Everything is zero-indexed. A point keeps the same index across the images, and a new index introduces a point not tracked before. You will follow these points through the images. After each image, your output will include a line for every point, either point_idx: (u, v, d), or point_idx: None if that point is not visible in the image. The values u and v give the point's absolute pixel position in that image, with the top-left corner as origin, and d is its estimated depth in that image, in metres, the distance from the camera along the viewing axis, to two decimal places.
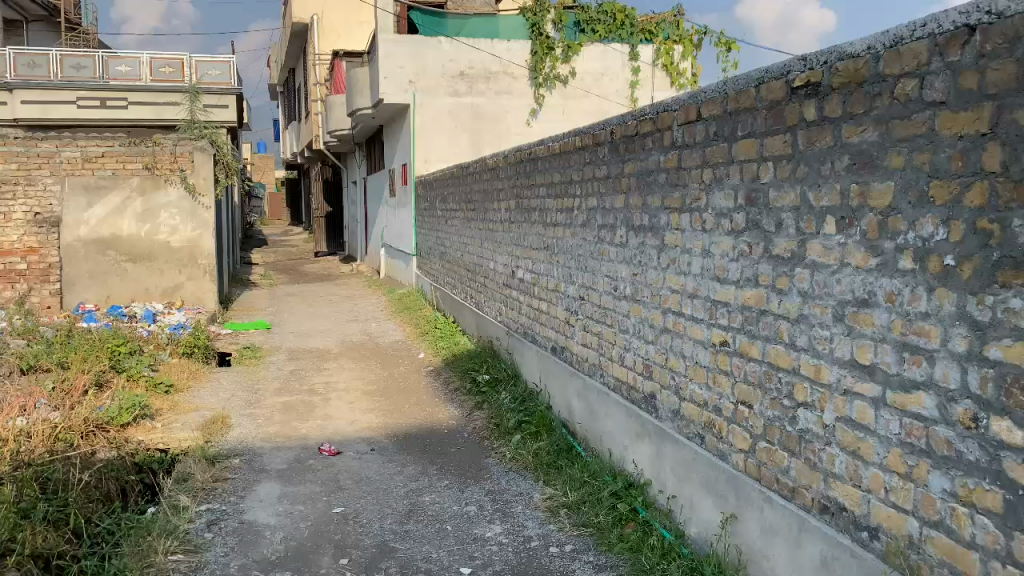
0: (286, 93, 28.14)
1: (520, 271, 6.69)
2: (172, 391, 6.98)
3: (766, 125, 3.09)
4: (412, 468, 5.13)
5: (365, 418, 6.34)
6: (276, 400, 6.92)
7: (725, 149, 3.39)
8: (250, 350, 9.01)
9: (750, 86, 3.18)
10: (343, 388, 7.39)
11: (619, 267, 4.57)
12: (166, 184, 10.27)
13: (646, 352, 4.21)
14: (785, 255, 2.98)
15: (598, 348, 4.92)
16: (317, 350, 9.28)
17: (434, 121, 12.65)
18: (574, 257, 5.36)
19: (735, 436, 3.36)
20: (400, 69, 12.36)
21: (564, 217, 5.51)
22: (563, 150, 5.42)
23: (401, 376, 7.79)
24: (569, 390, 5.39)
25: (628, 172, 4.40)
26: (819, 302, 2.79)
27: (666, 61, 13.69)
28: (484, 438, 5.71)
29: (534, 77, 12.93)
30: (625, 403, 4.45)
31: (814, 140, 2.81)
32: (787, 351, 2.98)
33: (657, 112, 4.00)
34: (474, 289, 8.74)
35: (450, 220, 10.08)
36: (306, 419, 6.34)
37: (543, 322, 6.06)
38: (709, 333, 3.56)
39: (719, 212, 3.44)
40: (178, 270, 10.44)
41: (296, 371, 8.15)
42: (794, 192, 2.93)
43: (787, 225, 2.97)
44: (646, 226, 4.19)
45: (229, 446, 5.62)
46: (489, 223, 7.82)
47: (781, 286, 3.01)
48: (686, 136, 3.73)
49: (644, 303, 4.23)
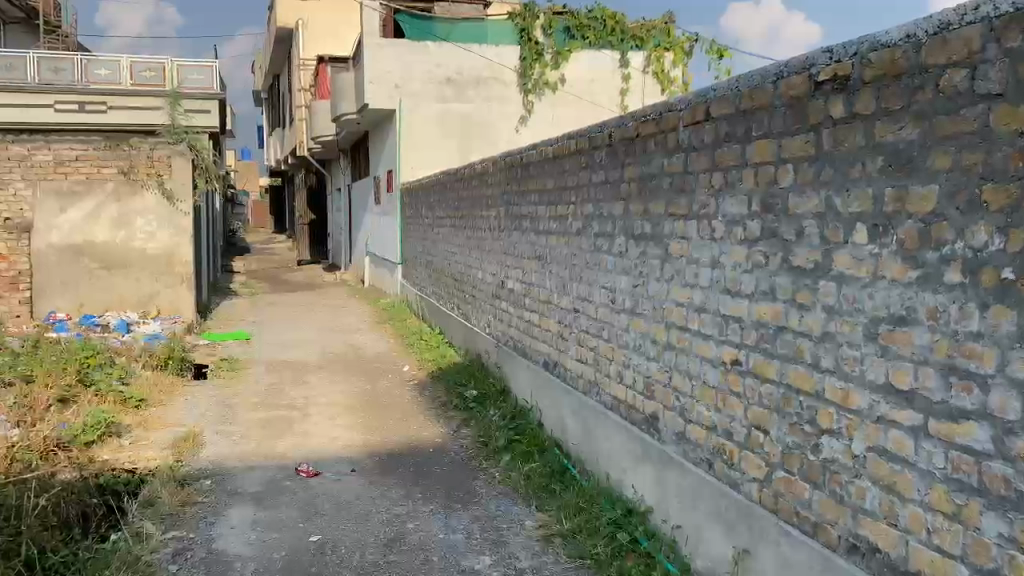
0: (270, 99, 27.83)
1: (510, 282, 6.41)
2: (144, 406, 6.65)
3: (785, 124, 2.83)
4: (396, 491, 4.82)
5: (345, 435, 6.03)
6: (253, 415, 6.59)
7: (738, 152, 3.13)
8: (228, 362, 8.67)
9: (767, 83, 2.92)
10: (325, 402, 7.07)
11: (617, 279, 4.30)
12: (143, 190, 9.93)
13: (648, 370, 3.94)
14: (807, 266, 2.71)
15: (594, 363, 4.65)
16: (299, 362, 8.95)
17: (421, 128, 12.37)
18: (568, 267, 5.08)
19: (748, 463, 3.08)
20: (387, 74, 12.08)
21: (558, 226, 5.24)
22: (558, 155, 5.15)
23: (384, 390, 7.49)
24: (562, 407, 5.12)
25: (628, 177, 4.13)
26: (847, 319, 2.52)
27: (657, 68, 13.42)
28: (472, 457, 5.42)
29: (522, 83, 12.67)
30: (625, 424, 4.18)
31: (841, 140, 2.55)
32: (809, 372, 2.71)
33: (661, 112, 3.73)
34: (461, 300, 8.47)
35: (436, 229, 9.80)
36: (285, 436, 6.02)
37: (535, 336, 5.78)
38: (718, 351, 3.28)
39: (731, 219, 3.18)
40: (154, 279, 10.08)
41: (276, 385, 7.81)
42: (817, 197, 2.67)
43: (809, 234, 2.71)
44: (648, 235, 3.91)
45: (200, 466, 5.29)
46: (478, 231, 7.54)
47: (802, 301, 2.74)
48: (693, 138, 3.46)
49: (646, 317, 3.96)
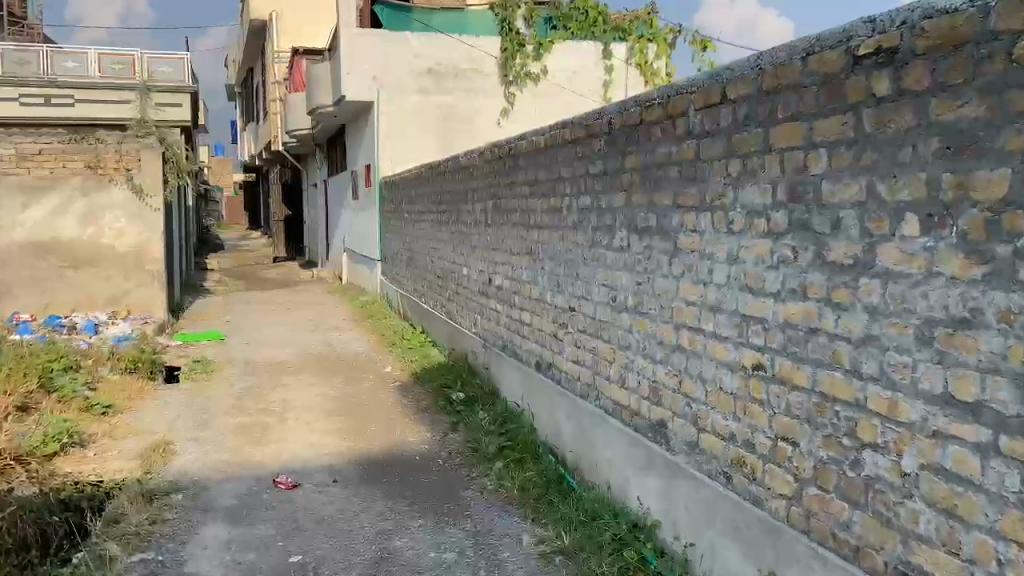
0: (244, 94, 27.27)
1: (499, 278, 6.12)
2: (110, 412, 6.28)
3: (817, 105, 2.56)
4: (382, 503, 4.52)
5: (326, 441, 5.71)
6: (228, 421, 6.24)
7: (760, 136, 2.85)
8: (201, 364, 8.29)
9: (794, 59, 2.64)
10: (304, 405, 6.74)
11: (618, 275, 4.02)
12: (110, 185, 9.46)
13: (654, 373, 3.66)
14: (844, 262, 2.44)
15: (592, 366, 4.37)
16: (275, 363, 8.60)
17: (400, 121, 12.02)
18: (562, 263, 4.79)
19: (774, 477, 2.81)
20: (364, 65, 11.71)
21: (551, 219, 4.95)
22: (549, 144, 4.86)
23: (365, 392, 7.17)
24: (557, 411, 4.84)
25: (630, 167, 3.85)
26: (896, 320, 2.24)
27: (640, 59, 13.21)
28: (461, 465, 5.12)
29: (504, 75, 12.35)
30: (628, 429, 3.89)
31: (886, 121, 2.27)
32: (847, 380, 2.44)
33: (667, 97, 3.46)
34: (444, 297, 8.17)
35: (418, 223, 9.49)
36: (263, 443, 5.69)
37: (525, 335, 5.50)
38: (738, 354, 3.01)
39: (752, 211, 2.90)
40: (124, 277, 9.66)
41: (252, 387, 7.46)
42: (857, 184, 2.39)
43: (847, 226, 2.44)
44: (654, 228, 3.63)
45: (171, 477, 4.94)
46: (462, 225, 7.23)
47: (838, 300, 2.47)
48: (705, 123, 3.18)
49: (651, 316, 3.68)
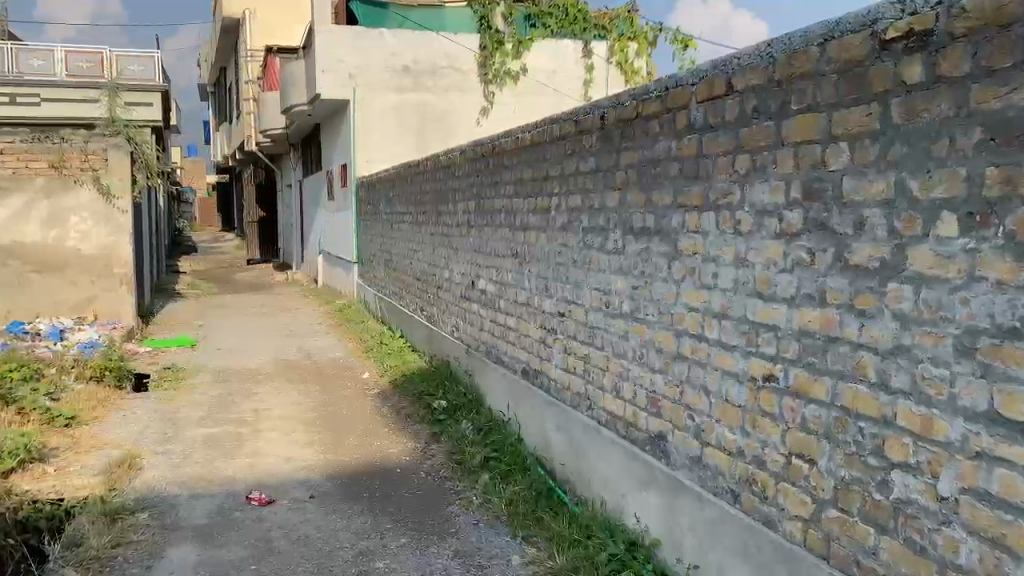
0: (217, 94, 26.82)
1: (482, 282, 5.89)
2: (74, 424, 5.97)
3: (837, 95, 2.36)
4: (361, 521, 4.28)
5: (302, 454, 5.45)
6: (198, 433, 5.96)
7: (770, 131, 2.65)
8: (171, 372, 7.98)
9: (811, 45, 2.44)
10: (279, 415, 6.47)
11: (612, 279, 3.81)
12: (75, 185, 9.10)
13: (652, 383, 3.45)
14: (869, 265, 2.24)
15: (583, 374, 4.15)
16: (249, 370, 8.30)
17: (377, 119, 11.74)
18: (551, 266, 4.57)
19: (789, 498, 2.60)
20: (340, 63, 11.43)
21: (538, 219, 4.73)
22: (536, 141, 4.64)
23: (343, 400, 6.91)
24: (546, 421, 4.61)
25: (624, 164, 3.65)
26: (930, 330, 2.05)
27: (621, 58, 13.01)
28: (445, 478, 4.89)
29: (482, 73, 12.15)
30: (625, 442, 3.68)
31: (917, 111, 2.07)
32: (872, 394, 2.24)
33: (666, 89, 3.25)
34: (424, 301, 7.92)
35: (396, 225, 9.24)
36: (234, 456, 5.41)
37: (511, 341, 5.27)
38: (745, 364, 2.81)
39: (762, 210, 2.69)
40: (91, 281, 9.30)
41: (224, 396, 7.17)
42: (883, 181, 2.19)
43: (872, 225, 2.23)
44: (651, 228, 3.43)
45: (137, 495, 4.65)
46: (443, 226, 6.99)
47: (862, 306, 2.27)
48: (709, 117, 2.98)
49: (649, 322, 3.47)
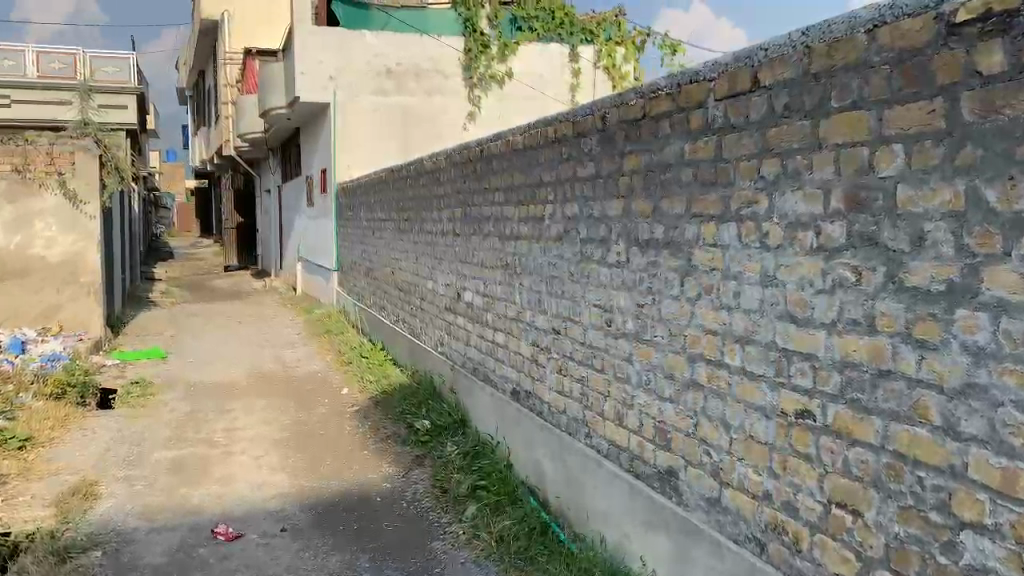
0: (195, 98, 26.32)
1: (469, 294, 5.53)
2: (28, 446, 5.54)
3: (889, 89, 2.02)
4: (337, 560, 3.91)
5: (274, 480, 5.06)
6: (163, 456, 5.55)
7: (805, 130, 2.32)
8: (139, 387, 7.55)
9: (856, 32, 2.11)
10: (251, 435, 6.08)
11: (613, 295, 3.47)
12: (41, 189, 8.66)
13: (660, 411, 3.11)
14: (932, 288, 1.91)
15: (581, 398, 3.81)
16: (221, 385, 7.89)
17: (358, 123, 11.37)
18: (545, 279, 4.23)
19: (828, 552, 2.27)
20: (320, 65, 11.06)
21: (530, 229, 4.39)
22: (528, 144, 4.30)
23: (320, 418, 6.53)
24: (538, 447, 4.28)
25: (629, 168, 3.31)
26: (1015, 367, 1.71)
27: (608, 63, 12.73)
28: (429, 509, 4.54)
29: (467, 76, 11.81)
30: (627, 475, 3.34)
31: (997, 106, 1.74)
32: (935, 438, 1.91)
33: (678, 85, 2.93)
34: (407, 312, 7.57)
35: (377, 232, 8.88)
36: (201, 483, 5.01)
37: (499, 358, 4.93)
38: (775, 397, 2.47)
39: (796, 221, 2.36)
40: (55, 290, 8.83)
41: (194, 413, 6.76)
42: (950, 189, 1.86)
43: (936, 241, 1.90)
44: (660, 240, 3.09)
45: (92, 529, 4.24)
46: (427, 235, 6.64)
47: (922, 335, 1.94)
48: (730, 116, 2.65)
49: (657, 345, 3.13)
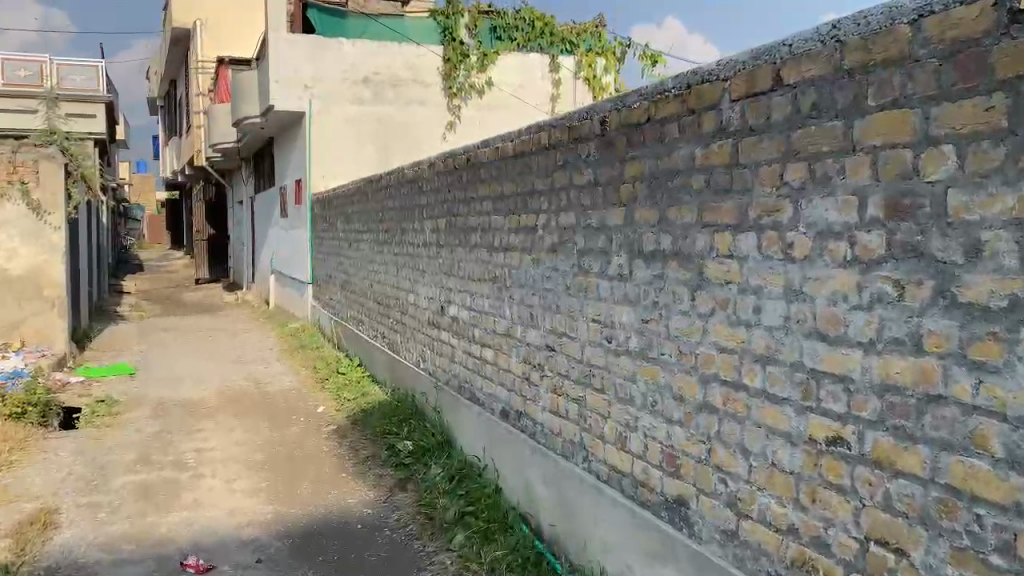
0: (167, 108, 25.90)
1: (454, 308, 5.30)
2: None
3: (940, 83, 1.83)
4: None
5: (248, 506, 4.78)
6: (129, 480, 5.24)
7: (836, 131, 2.13)
8: (104, 405, 7.21)
9: (898, 23, 1.92)
10: (223, 457, 5.79)
11: (614, 309, 3.26)
12: (2, 200, 8.31)
13: (668, 435, 2.90)
14: (992, 304, 1.72)
15: (578, 419, 3.59)
16: (191, 403, 7.56)
17: (334, 133, 11.12)
18: (537, 292, 4.01)
19: None
20: (295, 73, 10.80)
21: (521, 239, 4.18)
22: (520, 150, 4.10)
23: (295, 438, 6.25)
24: (530, 471, 4.04)
25: (632, 175, 3.11)
26: None
27: (588, 74, 12.55)
28: (413, 537, 4.30)
29: (446, 85, 11.60)
30: (630, 504, 3.12)
31: None
32: (998, 472, 1.71)
33: (688, 85, 2.74)
34: (386, 326, 7.32)
35: (355, 244, 8.63)
36: (169, 509, 4.71)
37: (487, 376, 4.70)
38: (801, 423, 2.27)
39: (827, 231, 2.17)
40: (17, 304, 8.45)
41: (162, 433, 6.45)
42: (1014, 194, 1.67)
43: (997, 251, 1.71)
44: (667, 251, 2.88)
45: (50, 562, 3.93)
46: (408, 247, 6.41)
47: (980, 357, 1.74)
48: (748, 117, 2.46)
49: (663, 363, 2.93)
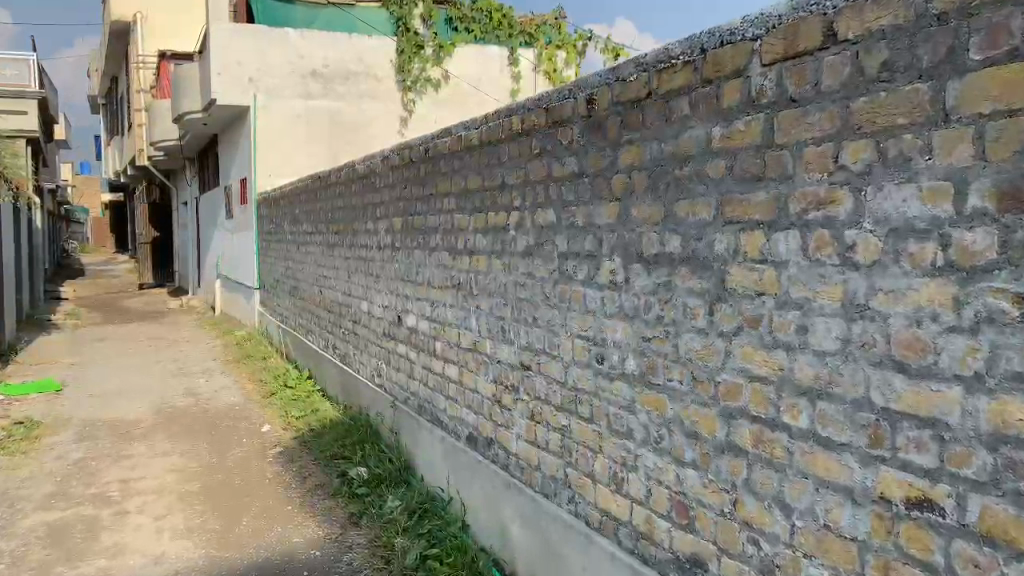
0: (108, 105, 24.73)
1: (411, 318, 4.73)
2: None
3: None
4: None
5: (176, 550, 4.14)
6: (41, 520, 4.56)
7: (918, 98, 1.61)
8: (23, 428, 6.47)
9: None
10: (154, 487, 5.13)
11: (607, 325, 2.72)
12: None
13: (678, 479, 2.37)
14: None
15: (561, 451, 3.04)
16: (123, 423, 6.86)
17: (281, 129, 10.42)
18: (509, 302, 3.46)
19: None
20: (237, 65, 10.09)
21: (489, 242, 3.62)
22: (487, 139, 3.54)
23: (236, 464, 5.61)
24: (504, 509, 3.49)
25: (628, 162, 2.57)
26: None
27: (548, 67, 11.95)
28: None
29: (399, 78, 10.97)
30: (628, 559, 2.59)
31: None
32: None
33: (704, 50, 2.21)
34: (337, 335, 6.71)
35: (303, 246, 7.97)
36: (83, 557, 4.06)
37: (452, 396, 4.13)
38: (869, 476, 1.75)
39: (906, 229, 1.65)
40: None
41: (87, 460, 5.76)
42: None
43: None
44: (676, 255, 2.35)
45: None
46: (361, 249, 5.81)
47: None
48: (788, 82, 1.93)
49: (672, 392, 2.39)
